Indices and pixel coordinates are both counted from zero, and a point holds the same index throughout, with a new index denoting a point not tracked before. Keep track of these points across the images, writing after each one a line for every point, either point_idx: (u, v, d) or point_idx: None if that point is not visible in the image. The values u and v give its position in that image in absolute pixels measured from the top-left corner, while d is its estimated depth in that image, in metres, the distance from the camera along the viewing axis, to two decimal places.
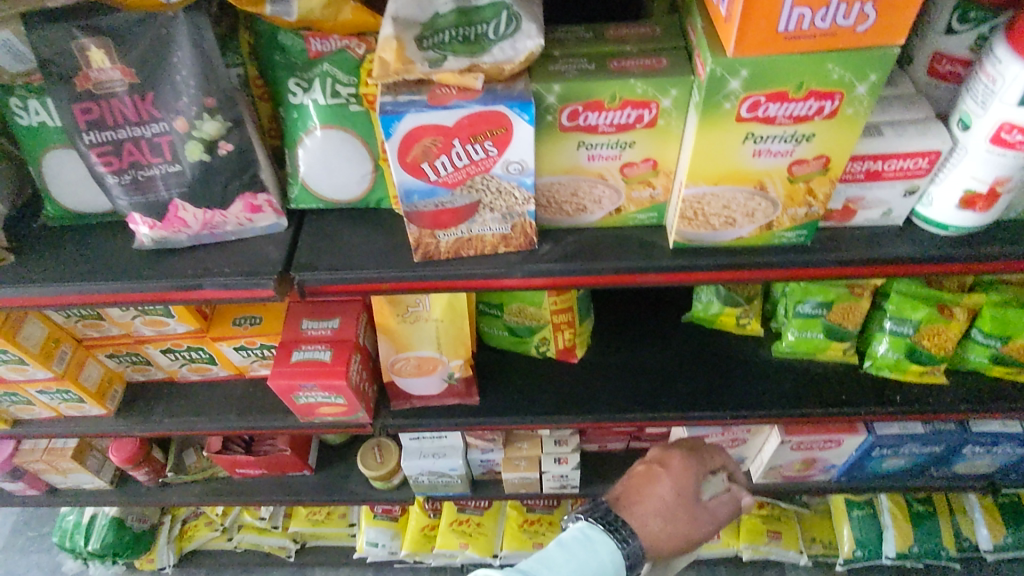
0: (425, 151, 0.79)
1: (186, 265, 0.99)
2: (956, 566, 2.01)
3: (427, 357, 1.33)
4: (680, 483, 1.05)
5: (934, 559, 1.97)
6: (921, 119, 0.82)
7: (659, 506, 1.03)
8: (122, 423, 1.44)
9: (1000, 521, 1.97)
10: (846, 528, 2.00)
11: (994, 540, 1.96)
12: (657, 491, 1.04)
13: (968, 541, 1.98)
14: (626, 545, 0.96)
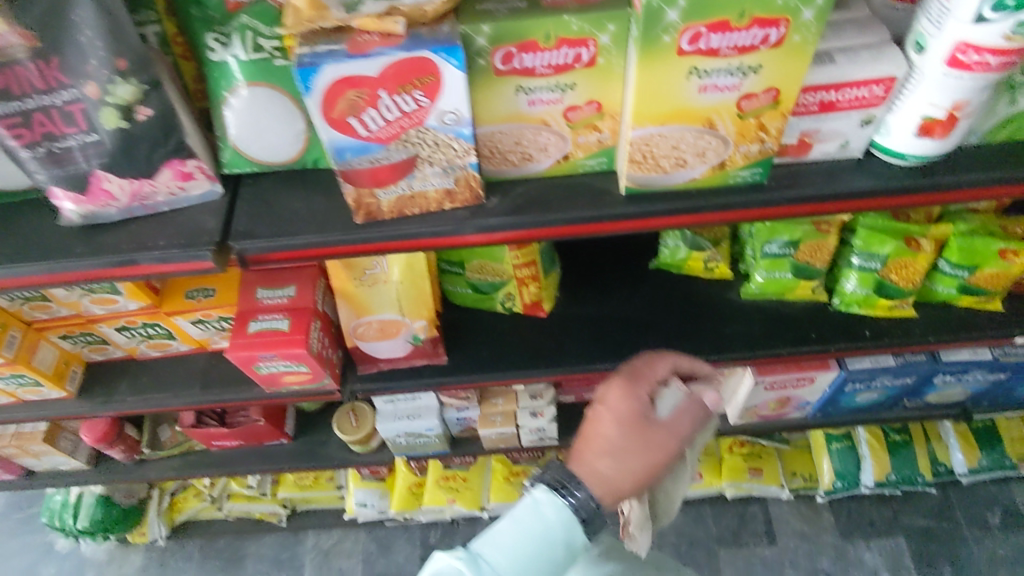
0: (351, 104, 0.73)
1: (119, 240, 0.93)
2: (933, 492, 2.05)
3: (389, 321, 1.30)
4: (620, 412, 0.94)
5: (910, 486, 2.01)
6: (876, 44, 0.78)
7: (607, 447, 0.93)
8: (85, 404, 1.42)
9: (975, 446, 2.00)
10: (826, 461, 2.03)
11: (969, 464, 1.99)
12: (603, 425, 0.95)
13: (943, 466, 2.02)
14: (575, 502, 0.89)
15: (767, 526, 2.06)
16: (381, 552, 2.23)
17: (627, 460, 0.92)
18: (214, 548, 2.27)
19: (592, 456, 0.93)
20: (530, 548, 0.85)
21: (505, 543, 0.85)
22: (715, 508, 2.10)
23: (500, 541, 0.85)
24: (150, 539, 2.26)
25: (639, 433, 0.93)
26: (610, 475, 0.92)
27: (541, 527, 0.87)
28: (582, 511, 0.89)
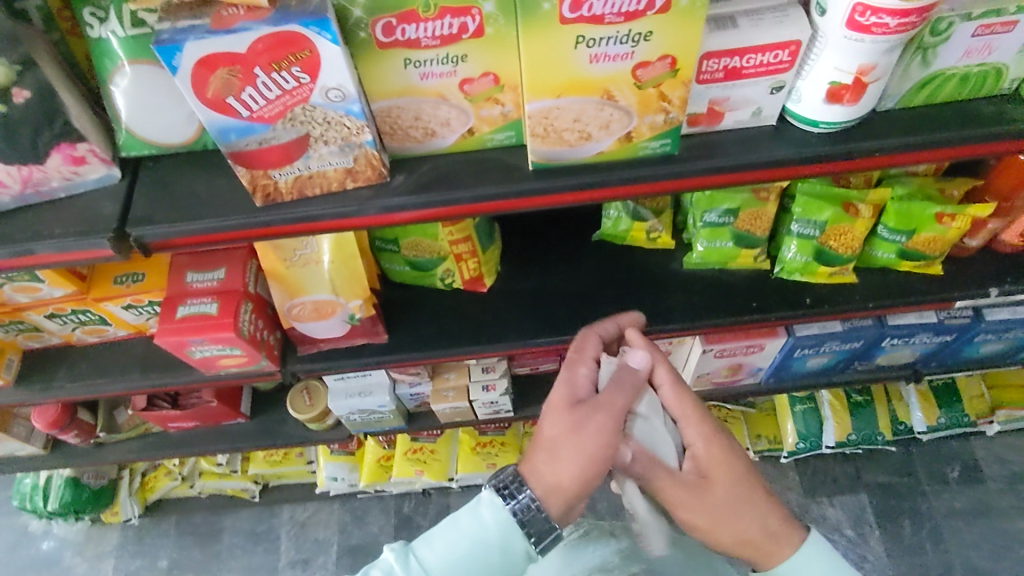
0: (225, 83, 0.70)
1: (15, 229, 0.90)
2: (892, 450, 2.08)
3: (324, 301, 1.27)
4: (552, 402, 0.91)
5: (871, 444, 2.02)
6: (781, 6, 0.74)
7: (544, 442, 0.88)
8: (23, 392, 1.39)
9: (934, 404, 2.01)
10: (789, 423, 2.01)
11: (927, 421, 2.01)
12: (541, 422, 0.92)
13: (903, 425, 2.03)
14: (517, 507, 0.82)
15: None
16: (356, 523, 2.23)
17: (564, 452, 0.86)
18: (190, 524, 2.26)
19: (532, 459, 0.88)
20: (468, 555, 0.80)
21: (443, 545, 0.80)
22: None
23: (440, 542, 0.81)
24: (123, 518, 2.24)
25: (570, 416, 0.88)
26: (545, 474, 0.86)
27: (480, 534, 0.81)
28: (525, 517, 0.82)
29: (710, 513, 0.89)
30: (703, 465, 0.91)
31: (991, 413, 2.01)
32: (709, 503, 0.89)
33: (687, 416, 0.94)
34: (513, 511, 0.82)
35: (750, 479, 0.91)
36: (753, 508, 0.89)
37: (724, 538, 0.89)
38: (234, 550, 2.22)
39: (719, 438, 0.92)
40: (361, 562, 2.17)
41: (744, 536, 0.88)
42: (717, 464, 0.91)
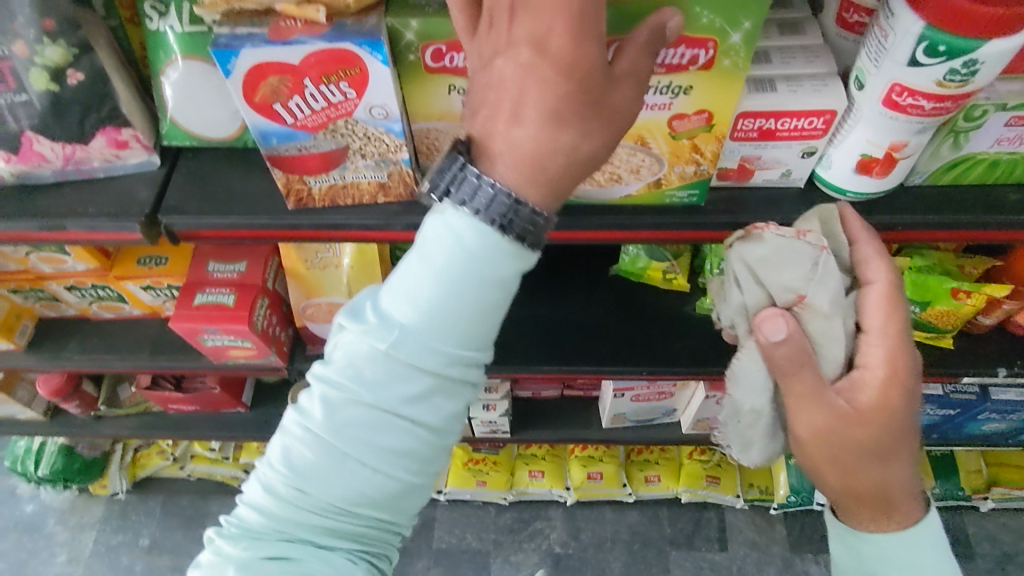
0: (273, 90, 0.72)
1: (51, 204, 0.93)
2: None
3: (338, 304, 1.29)
4: (558, 64, 0.55)
5: None
6: (821, 74, 0.76)
7: (544, 122, 0.56)
8: (33, 359, 1.41)
9: (931, 475, 2.01)
10: (783, 474, 2.04)
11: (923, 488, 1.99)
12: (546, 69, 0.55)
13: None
14: (476, 202, 0.59)
15: (720, 533, 2.07)
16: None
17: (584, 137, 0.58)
18: (176, 505, 2.26)
19: (529, 134, 0.57)
20: (449, 286, 0.60)
21: (416, 288, 0.61)
22: (671, 510, 2.11)
23: (411, 287, 0.62)
24: (111, 492, 2.25)
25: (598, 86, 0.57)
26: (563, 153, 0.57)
27: (445, 248, 0.60)
28: (487, 207, 0.58)
29: (825, 425, 0.74)
30: (863, 391, 0.75)
31: (987, 490, 2.00)
32: (846, 429, 0.74)
33: (877, 327, 0.78)
34: (476, 211, 0.59)
35: (907, 437, 0.75)
36: (895, 465, 0.76)
37: (829, 467, 0.76)
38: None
39: (899, 367, 0.75)
40: None
41: (860, 491, 0.77)
42: (878, 396, 0.74)
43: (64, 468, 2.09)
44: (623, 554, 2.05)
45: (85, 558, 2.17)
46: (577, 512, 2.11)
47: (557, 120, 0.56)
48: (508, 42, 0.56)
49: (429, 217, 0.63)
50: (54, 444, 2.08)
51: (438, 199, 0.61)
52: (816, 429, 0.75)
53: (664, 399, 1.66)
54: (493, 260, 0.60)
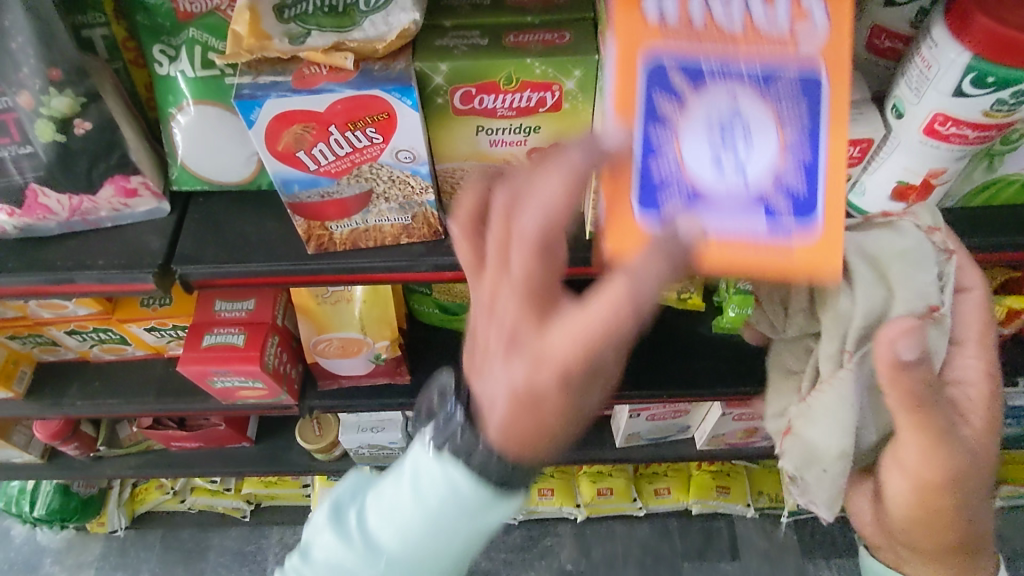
0: (298, 139, 0.69)
1: (58, 255, 0.89)
2: None
3: (351, 340, 1.25)
4: (543, 390, 0.56)
5: None
6: (854, 102, 0.75)
7: (527, 423, 0.60)
8: (33, 406, 1.37)
9: None
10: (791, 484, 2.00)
11: None
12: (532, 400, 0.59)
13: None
14: (468, 464, 0.63)
15: (732, 543, 2.04)
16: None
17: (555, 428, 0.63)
18: (178, 538, 2.17)
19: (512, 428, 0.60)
20: (437, 524, 0.64)
21: (405, 518, 0.65)
22: (681, 522, 2.08)
23: (399, 515, 0.66)
24: (109, 530, 2.15)
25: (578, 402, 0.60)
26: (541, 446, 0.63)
27: (433, 495, 0.64)
28: (481, 472, 0.62)
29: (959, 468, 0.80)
30: (972, 418, 0.85)
31: (994, 487, 2.00)
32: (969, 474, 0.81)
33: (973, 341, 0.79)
34: (468, 472, 0.63)
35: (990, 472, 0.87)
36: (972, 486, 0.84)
37: (944, 508, 0.84)
38: (219, 569, 2.13)
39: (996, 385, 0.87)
40: None
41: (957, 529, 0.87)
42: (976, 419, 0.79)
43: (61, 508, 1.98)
44: (635, 569, 2.02)
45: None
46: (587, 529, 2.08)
47: (538, 421, 0.59)
48: (505, 347, 0.58)
49: (421, 450, 0.66)
50: (50, 483, 1.95)
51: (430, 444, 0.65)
52: (949, 476, 0.81)
53: (679, 416, 1.64)
54: (478, 508, 0.64)
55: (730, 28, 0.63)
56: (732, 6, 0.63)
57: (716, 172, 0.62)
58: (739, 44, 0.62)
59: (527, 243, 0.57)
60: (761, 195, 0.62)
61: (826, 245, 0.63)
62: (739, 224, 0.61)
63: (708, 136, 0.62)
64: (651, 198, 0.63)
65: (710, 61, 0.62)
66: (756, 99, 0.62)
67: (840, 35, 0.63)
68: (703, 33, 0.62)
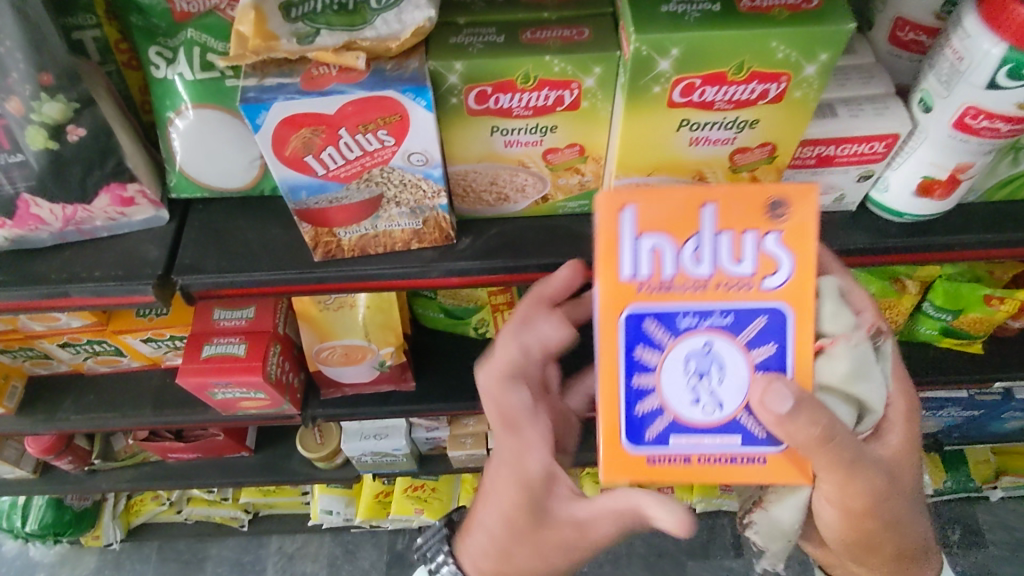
0: (306, 143, 0.66)
1: (51, 268, 0.85)
2: None
3: (354, 347, 1.22)
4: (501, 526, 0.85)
5: None
6: (879, 96, 0.73)
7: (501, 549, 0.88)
8: (25, 422, 1.32)
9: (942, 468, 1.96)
10: None
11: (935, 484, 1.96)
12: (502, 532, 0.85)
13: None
14: None
15: (735, 539, 1.99)
16: (348, 557, 2.08)
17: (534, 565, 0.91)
18: (174, 549, 2.12)
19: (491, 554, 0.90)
20: None
21: None
22: None
23: None
24: (104, 542, 2.06)
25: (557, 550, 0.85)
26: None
27: None
28: None
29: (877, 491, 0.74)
30: (884, 437, 0.78)
31: (995, 479, 1.98)
32: (892, 484, 0.75)
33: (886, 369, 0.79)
34: None
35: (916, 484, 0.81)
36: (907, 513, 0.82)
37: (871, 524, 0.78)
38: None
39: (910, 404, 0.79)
40: None
41: (887, 540, 0.81)
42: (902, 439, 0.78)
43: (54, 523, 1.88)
44: (640, 568, 1.96)
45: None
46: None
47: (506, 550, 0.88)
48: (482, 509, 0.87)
49: None
50: (41, 497, 1.87)
51: None
52: (868, 495, 0.73)
53: None
54: None
55: (701, 277, 0.67)
56: (704, 258, 0.67)
57: (698, 410, 0.70)
58: (709, 296, 0.68)
59: (514, 472, 0.82)
60: (735, 421, 0.70)
61: (791, 459, 0.70)
62: (716, 451, 0.70)
63: (685, 379, 0.70)
64: (640, 433, 0.71)
65: (685, 306, 0.68)
66: (727, 343, 0.69)
67: (804, 280, 0.67)
68: (675, 287, 0.68)
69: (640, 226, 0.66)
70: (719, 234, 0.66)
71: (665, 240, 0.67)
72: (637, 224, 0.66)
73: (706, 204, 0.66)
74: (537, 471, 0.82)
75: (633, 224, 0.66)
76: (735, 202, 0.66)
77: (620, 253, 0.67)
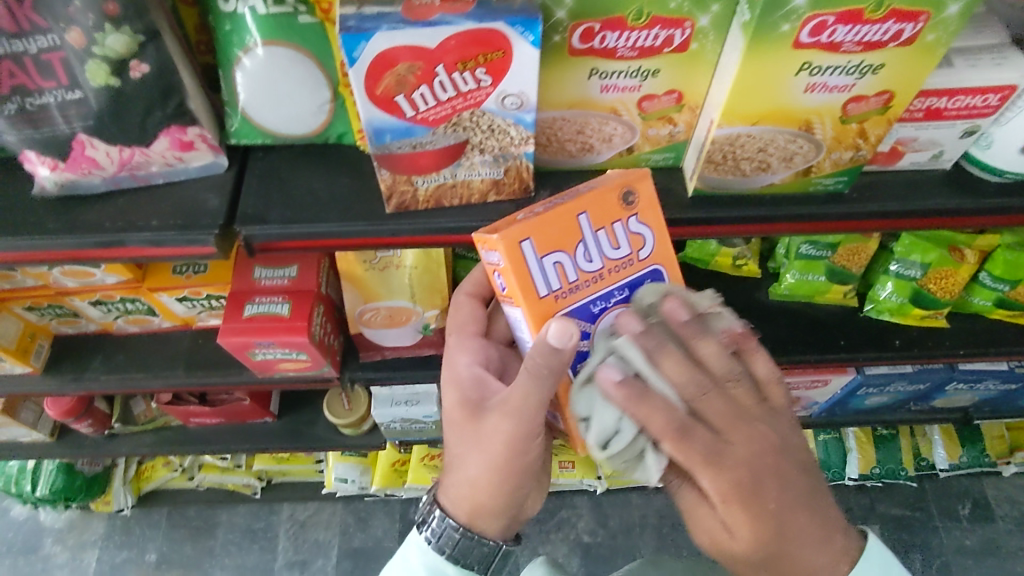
0: (400, 80, 0.62)
1: (104, 215, 0.81)
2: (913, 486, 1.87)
3: (399, 308, 1.19)
4: (476, 473, 0.78)
5: (892, 480, 1.84)
6: (996, 45, 0.69)
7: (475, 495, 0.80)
8: (53, 382, 1.28)
9: (957, 441, 1.84)
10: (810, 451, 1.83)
11: (950, 459, 1.83)
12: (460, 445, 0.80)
13: (925, 461, 1.85)
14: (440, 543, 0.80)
15: None
16: (359, 526, 1.94)
17: (522, 478, 0.78)
18: (184, 516, 1.97)
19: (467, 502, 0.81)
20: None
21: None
22: None
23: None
24: (115, 508, 1.94)
25: (521, 437, 0.74)
26: (502, 504, 0.80)
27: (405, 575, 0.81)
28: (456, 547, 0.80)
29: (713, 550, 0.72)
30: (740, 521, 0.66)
31: (1010, 454, 1.84)
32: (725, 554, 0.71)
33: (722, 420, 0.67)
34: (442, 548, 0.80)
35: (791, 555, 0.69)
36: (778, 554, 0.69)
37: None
38: (228, 547, 1.92)
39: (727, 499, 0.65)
40: (363, 567, 1.88)
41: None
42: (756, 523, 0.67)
43: (66, 487, 1.77)
44: (653, 539, 1.82)
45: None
46: (604, 498, 1.87)
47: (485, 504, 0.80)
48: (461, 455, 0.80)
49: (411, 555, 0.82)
50: (51, 461, 1.77)
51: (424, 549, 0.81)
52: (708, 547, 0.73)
53: None
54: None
55: (596, 271, 0.70)
56: (593, 254, 0.70)
57: None
58: (606, 282, 0.71)
59: (453, 383, 0.83)
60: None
61: None
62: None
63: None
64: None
65: (591, 298, 0.70)
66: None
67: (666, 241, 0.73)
68: (580, 288, 0.70)
69: (541, 250, 0.68)
70: (597, 233, 0.69)
71: (561, 254, 0.68)
72: (539, 249, 0.68)
73: (580, 213, 0.69)
74: (467, 373, 0.83)
75: (534, 252, 0.68)
76: (603, 203, 0.70)
77: (534, 280, 0.68)
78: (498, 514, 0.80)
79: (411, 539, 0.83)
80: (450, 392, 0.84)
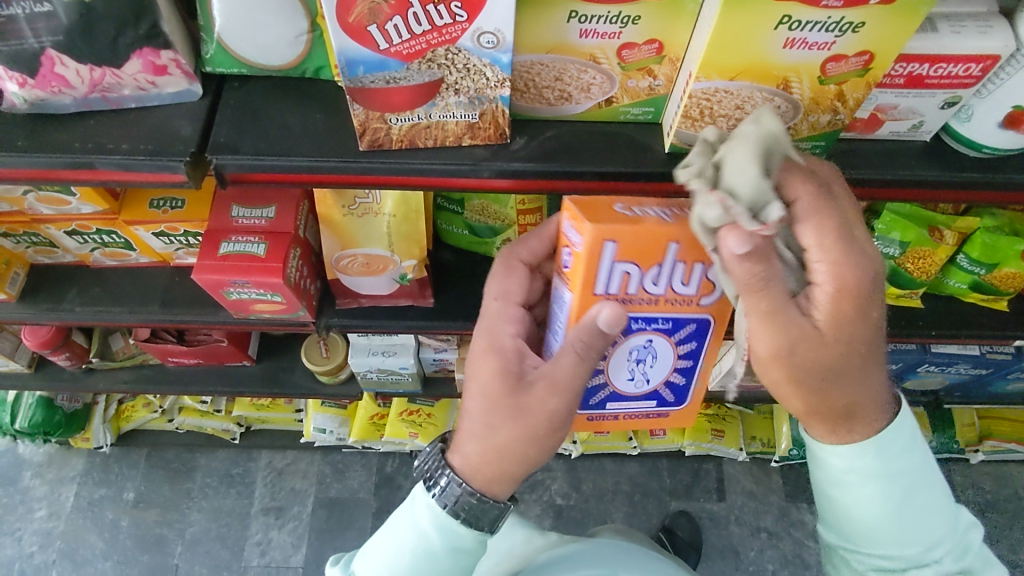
0: (372, 10, 0.61)
1: (75, 137, 0.80)
2: None
3: (376, 256, 1.18)
4: (503, 439, 0.74)
5: None
6: (982, 14, 0.69)
7: (495, 460, 0.76)
8: (28, 310, 1.28)
9: (929, 427, 1.85)
10: (784, 425, 1.79)
11: None
12: (486, 414, 0.75)
13: None
14: (457, 511, 0.76)
15: (719, 483, 1.86)
16: (336, 477, 1.97)
17: (543, 457, 0.77)
18: (163, 458, 1.98)
19: (482, 466, 0.76)
20: (427, 560, 0.78)
21: (394, 550, 0.78)
22: (672, 461, 1.90)
23: (391, 545, 0.79)
24: (94, 445, 1.95)
25: (563, 414, 0.75)
26: (519, 476, 0.77)
27: (415, 537, 0.78)
28: (471, 516, 0.76)
29: (781, 352, 0.67)
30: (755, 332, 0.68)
31: (978, 442, 1.85)
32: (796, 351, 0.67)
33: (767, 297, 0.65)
34: (457, 514, 0.76)
35: (871, 350, 0.69)
36: (790, 387, 0.71)
37: (801, 388, 0.71)
38: (206, 490, 1.94)
39: (850, 283, 0.65)
40: (337, 517, 1.91)
41: (822, 404, 0.71)
42: (772, 347, 0.67)
43: (44, 422, 1.76)
44: (624, 505, 1.85)
45: (67, 513, 1.90)
46: (578, 463, 1.89)
47: (506, 474, 0.76)
48: (489, 420, 0.75)
49: (422, 512, 0.77)
50: (32, 395, 1.76)
51: (433, 510, 0.77)
52: (771, 354, 0.68)
53: None
54: (472, 539, 0.79)
55: (655, 295, 0.74)
56: (660, 279, 0.72)
57: (630, 384, 0.84)
58: (657, 307, 0.75)
59: (491, 349, 0.80)
60: (655, 391, 0.86)
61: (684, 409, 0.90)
62: (637, 408, 0.88)
63: (627, 364, 0.82)
64: (587, 399, 0.85)
65: (636, 313, 0.75)
66: (663, 340, 0.80)
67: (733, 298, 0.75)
68: (632, 299, 0.74)
69: (617, 256, 0.69)
70: (676, 264, 0.71)
71: (633, 266, 0.70)
72: (616, 254, 0.69)
73: (673, 242, 0.68)
74: (510, 345, 0.80)
75: (612, 256, 0.69)
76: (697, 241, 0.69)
77: (597, 276, 0.71)
78: (511, 486, 0.78)
79: (420, 500, 0.77)
80: (484, 357, 0.79)
